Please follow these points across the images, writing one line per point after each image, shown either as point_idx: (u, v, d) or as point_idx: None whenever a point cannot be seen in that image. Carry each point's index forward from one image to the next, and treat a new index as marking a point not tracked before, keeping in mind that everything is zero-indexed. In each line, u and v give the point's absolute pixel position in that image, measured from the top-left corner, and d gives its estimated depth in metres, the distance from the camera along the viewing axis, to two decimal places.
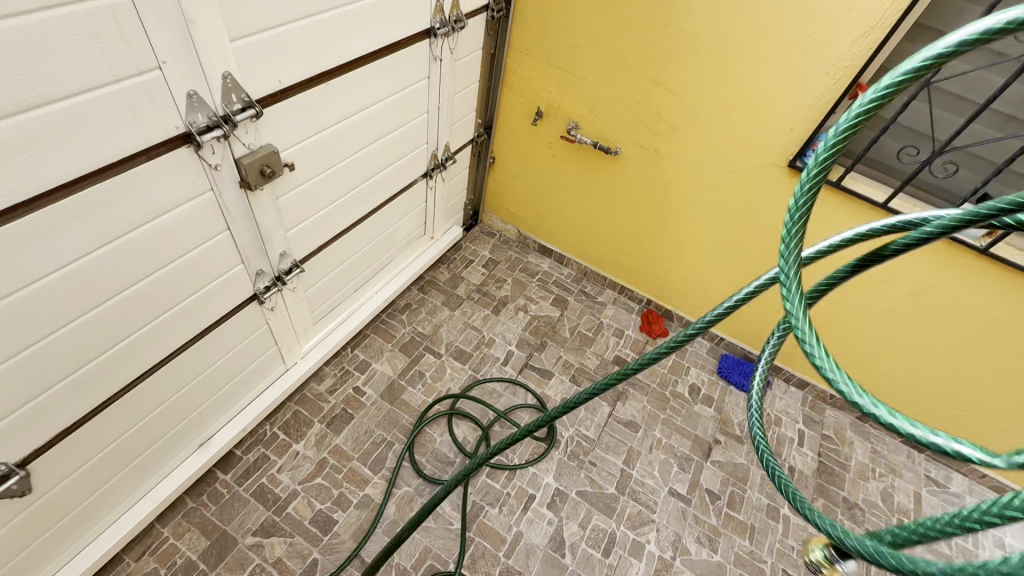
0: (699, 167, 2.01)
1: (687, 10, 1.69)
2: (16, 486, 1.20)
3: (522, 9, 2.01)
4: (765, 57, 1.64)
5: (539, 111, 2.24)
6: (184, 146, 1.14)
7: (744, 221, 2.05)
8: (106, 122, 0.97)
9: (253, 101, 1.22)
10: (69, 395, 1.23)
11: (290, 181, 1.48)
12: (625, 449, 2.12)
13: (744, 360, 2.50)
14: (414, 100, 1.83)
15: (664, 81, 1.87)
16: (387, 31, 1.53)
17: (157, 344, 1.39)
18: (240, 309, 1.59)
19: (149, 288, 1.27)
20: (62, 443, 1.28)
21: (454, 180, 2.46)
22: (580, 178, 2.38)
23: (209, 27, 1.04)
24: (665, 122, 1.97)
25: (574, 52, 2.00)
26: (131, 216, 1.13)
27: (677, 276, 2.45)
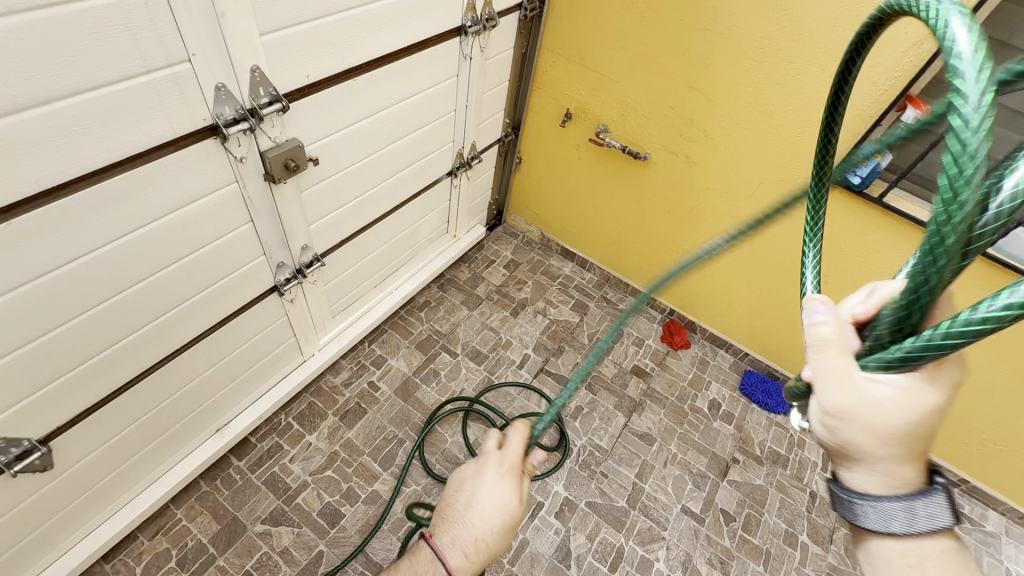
0: (732, 176, 1.94)
1: (727, 14, 1.62)
2: (39, 462, 1.23)
3: (556, 9, 1.97)
4: (807, 65, 1.56)
5: (568, 112, 2.20)
6: (211, 138, 1.15)
7: (775, 234, 1.97)
8: (136, 113, 0.98)
9: (280, 95, 1.22)
10: (91, 377, 1.26)
11: (314, 175, 1.49)
12: (638, 462, 2.07)
13: (769, 378, 2.41)
14: (441, 98, 1.82)
15: (699, 87, 1.81)
16: (418, 29, 1.52)
17: (178, 331, 1.41)
18: (260, 299, 1.60)
19: (171, 276, 1.29)
20: (83, 422, 1.31)
21: (479, 179, 2.45)
22: (607, 182, 2.33)
23: (240, 21, 1.05)
24: (698, 129, 1.91)
25: (607, 53, 1.96)
26: (157, 205, 1.14)
27: (702, 287, 2.38)
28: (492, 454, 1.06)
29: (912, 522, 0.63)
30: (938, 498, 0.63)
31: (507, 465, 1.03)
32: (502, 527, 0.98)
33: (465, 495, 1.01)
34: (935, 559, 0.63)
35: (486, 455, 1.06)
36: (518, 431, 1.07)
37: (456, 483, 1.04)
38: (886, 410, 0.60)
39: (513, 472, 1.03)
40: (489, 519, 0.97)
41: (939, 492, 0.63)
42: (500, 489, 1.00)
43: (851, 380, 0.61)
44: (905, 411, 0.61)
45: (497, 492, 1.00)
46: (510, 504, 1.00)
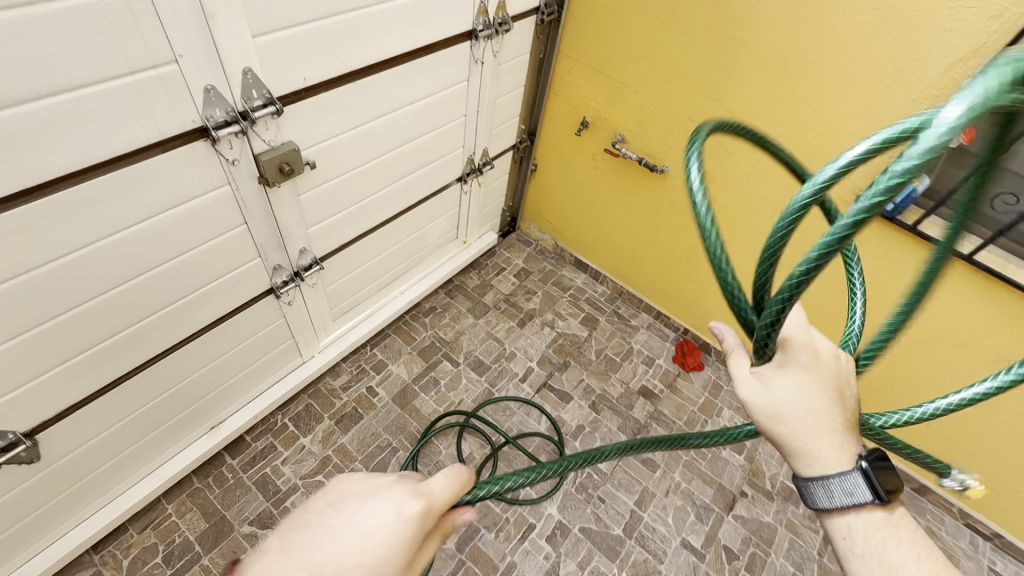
0: (754, 195, 1.82)
1: (754, 23, 1.52)
2: (24, 454, 1.24)
3: (576, 13, 1.91)
4: (838, 81, 1.45)
5: (584, 121, 2.13)
6: (201, 140, 1.13)
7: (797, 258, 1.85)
8: (120, 114, 0.97)
9: (274, 98, 1.20)
10: (80, 373, 1.26)
11: (312, 179, 1.46)
12: (638, 489, 1.98)
13: None
14: (450, 103, 1.77)
15: (721, 100, 1.71)
16: (426, 32, 1.48)
17: (170, 330, 1.41)
18: (255, 301, 1.59)
19: (161, 276, 1.28)
20: (71, 417, 1.31)
21: (492, 186, 2.40)
22: (622, 194, 2.24)
23: (230, 22, 1.02)
24: (718, 143, 1.80)
25: (626, 61, 1.87)
26: (146, 205, 1.13)
27: (719, 308, 2.27)
28: (392, 482, 0.63)
29: (841, 496, 0.69)
30: (855, 477, 0.68)
31: (405, 516, 0.59)
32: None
33: (315, 539, 0.55)
34: (862, 531, 0.71)
35: (378, 476, 0.63)
36: (449, 470, 0.68)
37: (310, 507, 0.59)
38: (766, 400, 0.72)
39: (418, 529, 0.61)
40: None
41: (856, 471, 0.68)
42: (380, 553, 0.57)
43: (735, 382, 0.76)
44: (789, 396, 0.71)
45: (375, 562, 0.56)
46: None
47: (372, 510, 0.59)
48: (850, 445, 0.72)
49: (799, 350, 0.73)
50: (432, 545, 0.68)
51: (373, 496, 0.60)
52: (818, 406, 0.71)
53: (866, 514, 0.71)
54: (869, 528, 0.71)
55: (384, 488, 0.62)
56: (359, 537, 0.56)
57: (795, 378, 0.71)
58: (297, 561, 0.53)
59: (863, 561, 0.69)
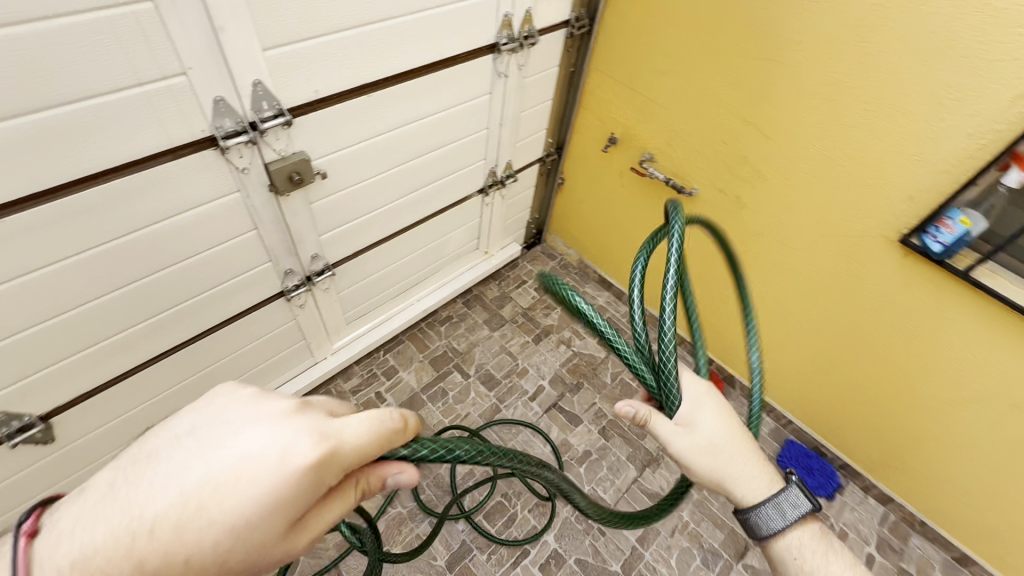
0: (787, 226, 1.70)
1: (793, 43, 1.42)
2: (39, 436, 1.32)
3: (607, 28, 1.85)
4: (884, 110, 1.32)
5: (612, 137, 2.06)
6: (211, 148, 1.16)
7: (829, 296, 1.72)
8: (130, 123, 1.01)
9: (284, 110, 1.21)
10: (94, 364, 1.32)
11: (324, 188, 1.48)
12: (642, 524, 1.89)
13: (813, 453, 2.12)
14: (471, 116, 1.76)
15: (755, 123, 1.61)
16: (445, 45, 1.47)
17: (181, 328, 1.46)
18: (266, 303, 1.63)
19: (173, 277, 1.33)
20: (85, 403, 1.38)
21: (516, 198, 2.37)
22: (649, 214, 2.16)
23: (240, 36, 1.04)
24: (750, 168, 1.70)
25: (656, 78, 1.80)
26: (158, 210, 1.17)
27: (746, 339, 2.13)
28: (288, 416, 0.61)
29: (783, 518, 0.91)
30: (790, 491, 0.92)
31: (285, 463, 0.57)
32: (238, 554, 0.59)
33: (186, 463, 0.56)
34: (802, 541, 0.92)
35: (273, 408, 0.61)
36: (368, 415, 0.64)
37: (182, 427, 0.60)
38: (700, 441, 0.93)
39: (308, 474, 0.58)
40: (205, 538, 0.56)
41: (789, 487, 0.92)
42: (250, 494, 0.56)
43: (668, 440, 0.94)
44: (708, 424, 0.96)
45: (242, 503, 0.56)
46: (260, 521, 0.57)
47: (251, 443, 0.57)
48: (762, 467, 0.96)
49: (694, 387, 0.99)
50: (349, 495, 0.68)
51: (257, 427, 0.59)
52: (729, 429, 0.96)
53: (796, 530, 0.94)
54: (806, 539, 0.93)
55: (273, 421, 0.60)
56: (225, 471, 0.56)
57: (707, 410, 0.96)
58: (158, 485, 0.55)
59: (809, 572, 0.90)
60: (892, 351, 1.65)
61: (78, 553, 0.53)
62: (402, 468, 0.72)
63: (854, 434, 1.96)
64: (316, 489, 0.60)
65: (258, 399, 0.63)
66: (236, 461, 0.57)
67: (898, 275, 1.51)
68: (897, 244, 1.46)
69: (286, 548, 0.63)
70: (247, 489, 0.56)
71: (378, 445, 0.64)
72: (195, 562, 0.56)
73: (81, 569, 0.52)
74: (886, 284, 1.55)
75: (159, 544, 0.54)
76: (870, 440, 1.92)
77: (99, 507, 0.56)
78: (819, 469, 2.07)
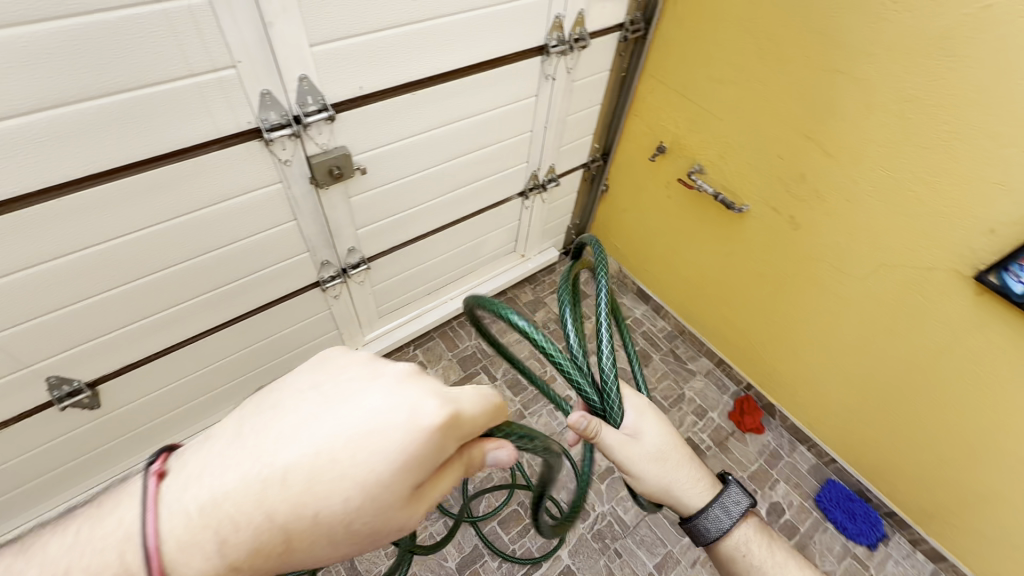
0: (844, 251, 1.58)
1: (866, 55, 1.31)
2: (86, 401, 1.40)
3: (664, 32, 1.78)
4: (966, 132, 1.19)
5: (661, 146, 1.98)
6: (256, 140, 1.19)
7: (886, 329, 1.59)
8: (181, 112, 1.05)
9: (328, 105, 1.23)
10: (139, 338, 1.39)
11: (363, 183, 1.49)
12: (662, 551, 1.81)
13: (856, 497, 1.97)
14: (515, 117, 1.73)
15: (816, 140, 1.50)
16: (493, 46, 1.44)
17: (221, 310, 1.51)
18: (302, 291, 1.67)
19: (216, 261, 1.38)
20: (128, 374, 1.46)
21: (557, 202, 2.33)
22: (695, 228, 2.06)
23: (289, 32, 1.06)
24: (808, 186, 1.58)
25: (712, 86, 1.71)
26: (203, 196, 1.22)
27: (790, 368, 2.00)
28: (404, 377, 0.57)
29: (731, 516, 0.97)
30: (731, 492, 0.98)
31: (413, 422, 0.53)
32: (363, 520, 0.54)
33: (301, 418, 0.54)
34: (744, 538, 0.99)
35: (388, 368, 0.58)
36: (479, 388, 0.61)
37: (302, 383, 0.58)
38: (650, 447, 0.97)
39: (433, 437, 0.53)
40: (332, 499, 0.52)
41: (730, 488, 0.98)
42: (378, 454, 0.52)
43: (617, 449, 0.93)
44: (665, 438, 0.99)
45: (372, 461, 0.52)
46: (390, 485, 0.53)
47: (375, 401, 0.54)
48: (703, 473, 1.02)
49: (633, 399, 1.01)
50: (457, 470, 0.63)
51: (377, 385, 0.56)
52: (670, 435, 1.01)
53: (741, 530, 1.00)
54: (751, 537, 0.99)
55: (392, 382, 0.56)
56: (352, 429, 0.52)
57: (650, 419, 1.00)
58: (284, 438, 0.52)
59: (757, 566, 0.96)
60: (958, 397, 1.49)
61: (204, 499, 0.51)
62: (501, 445, 0.68)
63: (905, 482, 1.80)
64: (441, 455, 0.55)
65: (376, 361, 0.60)
66: (364, 416, 0.53)
67: (970, 315, 1.36)
68: (970, 280, 1.32)
69: (405, 518, 0.57)
70: (375, 448, 0.52)
71: (486, 416, 0.61)
72: (320, 523, 0.53)
73: (209, 513, 0.50)
74: (957, 323, 1.40)
75: (287, 500, 0.51)
76: (923, 490, 1.76)
77: (222, 456, 0.53)
78: (862, 515, 1.92)
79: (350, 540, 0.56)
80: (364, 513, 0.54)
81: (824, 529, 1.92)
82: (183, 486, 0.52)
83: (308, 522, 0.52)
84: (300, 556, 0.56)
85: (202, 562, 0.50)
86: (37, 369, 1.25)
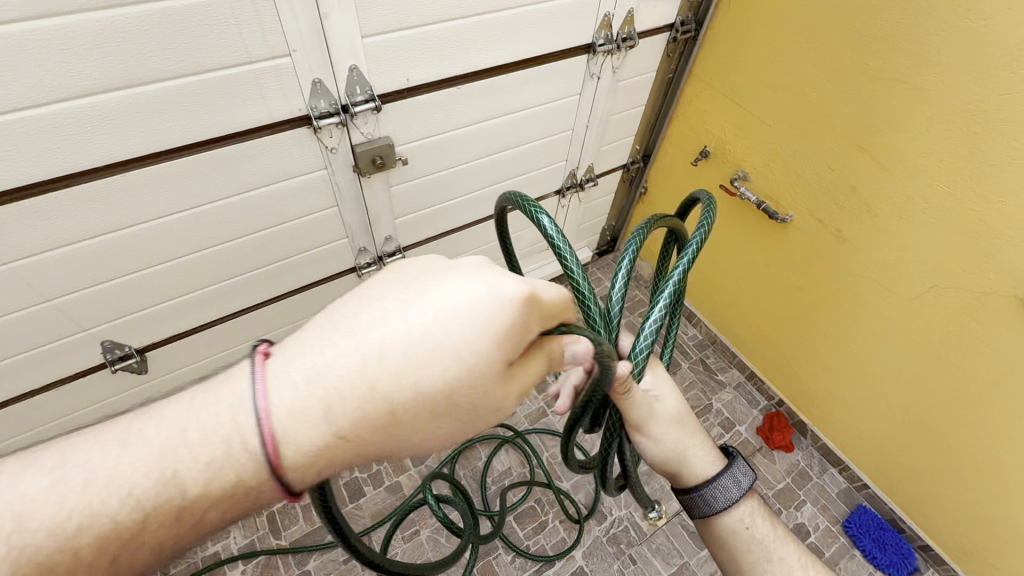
0: (892, 270, 1.51)
1: (931, 65, 1.24)
2: (135, 366, 1.49)
3: (714, 34, 1.74)
4: None
5: (704, 150, 1.94)
6: (305, 126, 1.24)
7: (932, 354, 1.51)
8: (238, 97, 1.09)
9: (375, 96, 1.26)
10: (186, 310, 1.47)
11: (404, 173, 1.52)
12: (678, 562, 1.79)
13: (888, 526, 1.89)
14: (557, 115, 1.73)
15: (869, 151, 1.44)
16: (540, 42, 1.44)
17: (262, 289, 1.58)
18: (339, 276, 1.72)
19: (261, 241, 1.43)
20: (174, 343, 1.53)
21: (594, 202, 2.31)
22: (734, 236, 2.01)
23: (343, 23, 1.09)
24: (858, 200, 1.52)
25: (762, 91, 1.66)
26: (253, 179, 1.27)
27: (825, 387, 1.93)
28: (482, 265, 0.63)
29: (737, 488, 0.89)
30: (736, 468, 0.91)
31: (499, 294, 0.59)
32: (462, 392, 0.60)
33: (390, 301, 0.60)
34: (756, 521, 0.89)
35: (466, 260, 0.64)
36: (555, 283, 0.69)
37: (382, 280, 0.64)
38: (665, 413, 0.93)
39: (518, 310, 0.60)
40: (430, 368, 0.58)
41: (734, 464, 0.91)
42: (469, 327, 0.58)
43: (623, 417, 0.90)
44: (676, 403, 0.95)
45: (465, 330, 0.58)
46: (483, 354, 0.59)
47: (460, 283, 0.60)
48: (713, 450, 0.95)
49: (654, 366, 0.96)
50: (537, 363, 0.69)
51: (457, 271, 0.62)
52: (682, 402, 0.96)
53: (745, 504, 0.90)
54: (754, 515, 0.90)
55: (471, 268, 0.63)
56: (442, 306, 0.58)
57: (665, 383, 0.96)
58: (377, 317, 0.58)
59: (758, 543, 0.87)
60: (1009, 431, 1.41)
61: (308, 372, 0.56)
62: (577, 336, 0.68)
63: (943, 515, 1.72)
64: (524, 330, 0.62)
65: (451, 259, 0.66)
66: (452, 296, 0.59)
67: None
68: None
69: (498, 397, 0.64)
70: (467, 320, 0.58)
71: (563, 313, 0.69)
72: (421, 394, 0.58)
73: (319, 382, 0.55)
74: (1013, 352, 1.32)
75: (386, 370, 0.57)
76: (961, 525, 1.67)
77: (317, 338, 0.58)
78: (892, 545, 1.84)
79: (446, 417, 0.62)
80: (459, 385, 0.60)
81: (850, 555, 1.85)
82: (280, 365, 0.56)
83: (410, 392, 0.58)
84: (402, 435, 0.60)
85: (310, 426, 0.55)
86: (93, 332, 1.34)
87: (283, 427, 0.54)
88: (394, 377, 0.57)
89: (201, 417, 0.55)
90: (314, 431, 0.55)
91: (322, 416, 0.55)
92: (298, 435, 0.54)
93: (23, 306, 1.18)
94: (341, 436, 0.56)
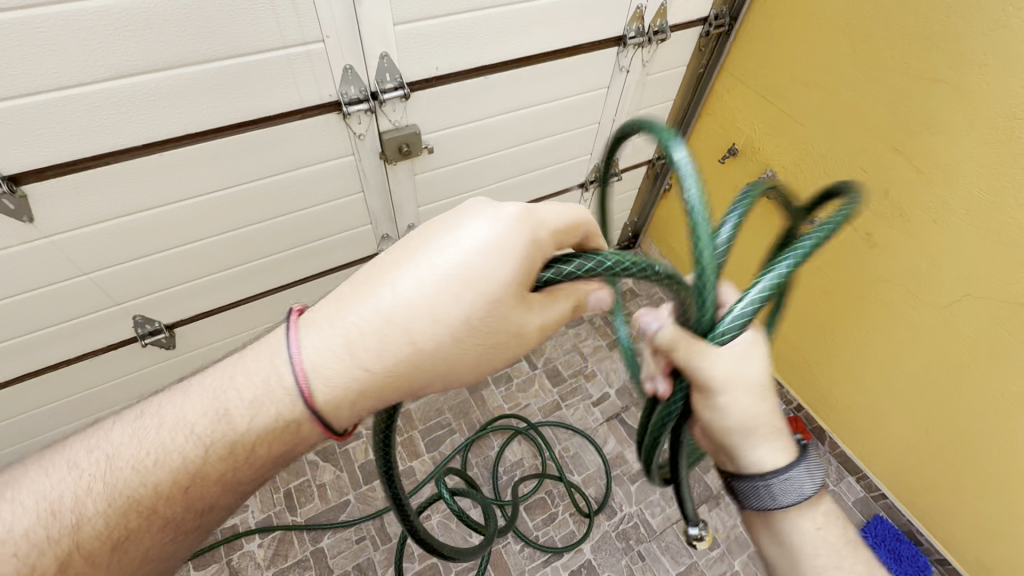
0: (924, 277, 1.47)
1: (976, 66, 1.20)
2: (164, 341, 1.53)
3: (749, 29, 1.70)
4: None
5: (732, 148, 1.91)
6: (335, 112, 1.25)
7: (959, 364, 1.48)
8: (271, 81, 1.11)
9: (404, 83, 1.27)
10: (213, 289, 1.50)
11: (430, 162, 1.53)
12: (687, 561, 1.79)
13: (905, 538, 1.85)
14: (584, 108, 1.72)
15: (904, 154, 1.40)
16: (570, 34, 1.43)
17: (287, 271, 1.61)
18: (361, 261, 1.75)
19: (287, 225, 1.46)
20: (201, 321, 1.58)
21: (617, 197, 2.30)
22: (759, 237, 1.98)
23: (375, 10, 1.10)
24: (891, 203, 1.48)
25: (795, 88, 1.63)
26: (283, 163, 1.29)
27: (847, 394, 1.90)
28: (480, 204, 0.71)
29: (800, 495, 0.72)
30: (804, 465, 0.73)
31: (496, 220, 0.68)
32: (479, 315, 0.67)
33: (400, 248, 0.69)
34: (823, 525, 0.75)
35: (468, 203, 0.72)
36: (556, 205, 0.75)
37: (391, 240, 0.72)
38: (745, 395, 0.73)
39: (516, 234, 0.68)
40: (442, 297, 0.65)
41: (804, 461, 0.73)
42: (472, 253, 0.66)
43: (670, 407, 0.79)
44: (748, 398, 0.73)
45: (468, 257, 0.66)
46: (492, 275, 0.66)
47: (472, 226, 0.68)
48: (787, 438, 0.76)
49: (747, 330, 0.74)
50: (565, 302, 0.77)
51: (457, 213, 0.70)
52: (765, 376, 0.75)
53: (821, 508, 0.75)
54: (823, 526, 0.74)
55: (469, 208, 0.71)
56: (447, 241, 0.67)
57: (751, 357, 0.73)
58: (388, 264, 0.67)
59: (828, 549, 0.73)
60: None
61: (331, 319, 0.65)
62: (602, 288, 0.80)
63: (963, 531, 1.68)
64: (525, 249, 0.68)
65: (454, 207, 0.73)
66: (464, 244, 0.67)
67: None
68: None
69: (519, 319, 0.70)
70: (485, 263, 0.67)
71: (570, 224, 0.74)
72: (440, 321, 0.65)
73: (342, 323, 0.65)
74: None
75: (401, 305, 0.65)
76: (983, 541, 1.63)
77: (340, 292, 0.67)
78: (908, 557, 1.81)
79: (470, 343, 0.69)
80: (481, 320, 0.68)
81: None
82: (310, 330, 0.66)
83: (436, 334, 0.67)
84: (431, 361, 0.67)
85: (338, 360, 0.64)
86: (126, 306, 1.38)
87: (316, 366, 0.63)
88: (413, 320, 0.66)
89: (245, 366, 0.65)
90: (352, 373, 0.65)
91: (357, 362, 0.65)
92: (330, 370, 0.63)
93: (61, 279, 1.23)
94: (372, 374, 0.64)
